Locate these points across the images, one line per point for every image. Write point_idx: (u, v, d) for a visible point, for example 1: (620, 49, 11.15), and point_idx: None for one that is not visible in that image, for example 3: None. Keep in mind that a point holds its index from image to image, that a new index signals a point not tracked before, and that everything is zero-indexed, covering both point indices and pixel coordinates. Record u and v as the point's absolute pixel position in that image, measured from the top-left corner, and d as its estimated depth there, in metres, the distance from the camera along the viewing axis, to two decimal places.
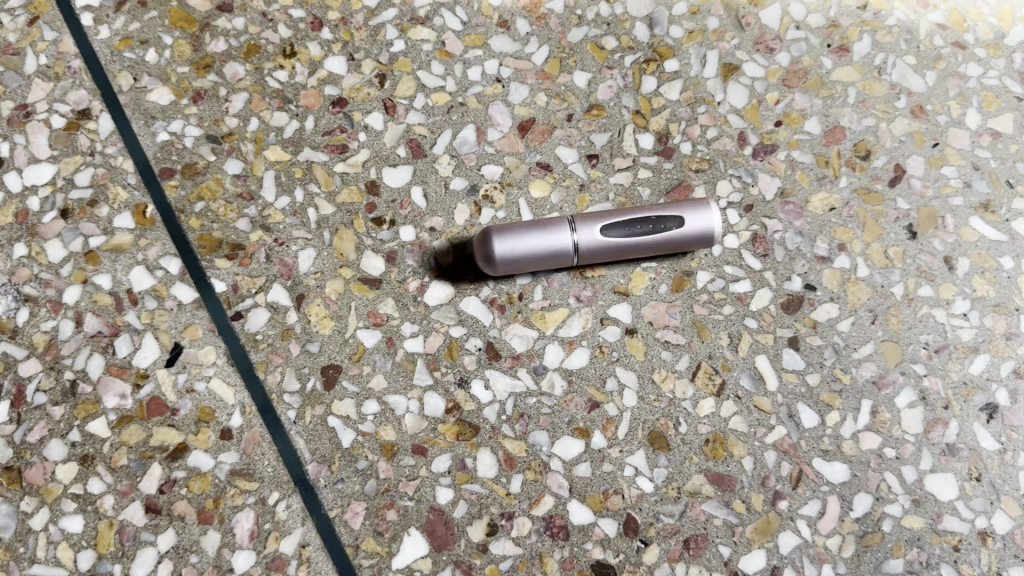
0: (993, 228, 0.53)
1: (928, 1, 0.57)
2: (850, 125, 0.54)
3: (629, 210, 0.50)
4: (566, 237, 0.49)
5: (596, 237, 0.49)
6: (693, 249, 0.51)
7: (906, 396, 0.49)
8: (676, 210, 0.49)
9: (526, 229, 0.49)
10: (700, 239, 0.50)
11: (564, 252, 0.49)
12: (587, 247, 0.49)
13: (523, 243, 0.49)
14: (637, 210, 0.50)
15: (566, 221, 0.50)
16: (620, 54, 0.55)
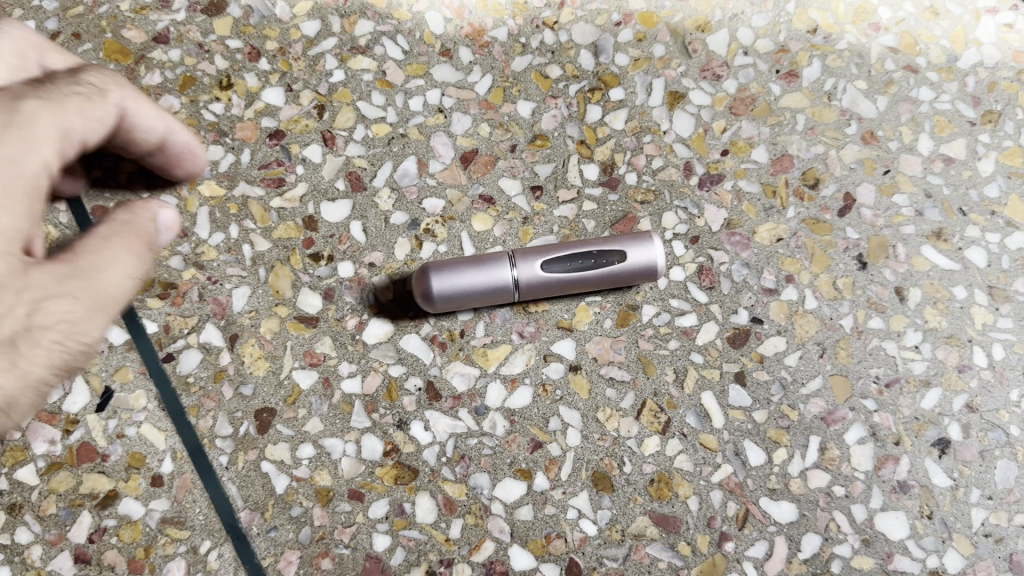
0: (945, 257, 0.51)
1: (879, 24, 0.56)
2: (799, 153, 0.53)
3: (570, 244, 0.49)
4: (506, 272, 0.48)
5: (537, 273, 0.48)
6: (638, 283, 0.49)
7: (855, 432, 0.48)
8: (619, 243, 0.48)
9: (463, 264, 0.48)
10: (644, 273, 0.48)
11: (504, 287, 0.48)
12: (528, 282, 0.48)
13: (461, 279, 0.47)
14: (579, 244, 0.49)
15: (505, 256, 0.48)
16: (565, 83, 0.54)
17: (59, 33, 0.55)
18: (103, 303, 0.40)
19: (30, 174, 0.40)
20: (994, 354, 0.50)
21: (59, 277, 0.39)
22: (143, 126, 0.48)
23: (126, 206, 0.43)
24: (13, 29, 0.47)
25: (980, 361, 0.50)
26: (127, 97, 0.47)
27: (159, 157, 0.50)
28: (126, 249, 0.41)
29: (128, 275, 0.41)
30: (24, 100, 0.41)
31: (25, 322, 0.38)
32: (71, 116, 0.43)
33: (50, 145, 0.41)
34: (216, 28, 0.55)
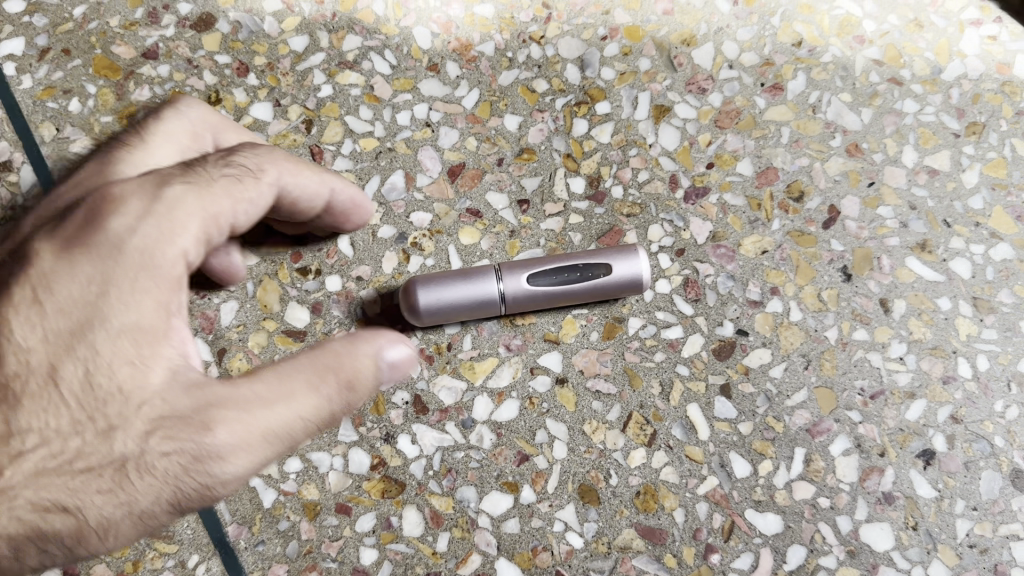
0: (930, 269, 0.52)
1: (864, 37, 0.57)
2: (783, 166, 0.53)
3: (556, 257, 0.49)
4: (492, 286, 0.48)
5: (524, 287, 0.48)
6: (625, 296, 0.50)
7: (840, 443, 0.48)
8: (605, 256, 0.49)
9: (449, 278, 0.48)
10: (630, 286, 0.49)
11: (490, 301, 0.48)
12: (514, 296, 0.49)
13: (447, 292, 0.48)
14: (565, 257, 0.49)
15: (492, 270, 0.49)
16: (551, 97, 0.55)
17: (49, 49, 0.55)
18: (244, 441, 0.38)
19: (169, 269, 0.40)
20: (979, 365, 0.50)
21: (200, 398, 0.39)
22: (302, 194, 0.48)
23: (357, 337, 0.42)
24: (192, 110, 0.50)
25: (965, 372, 0.50)
26: (283, 173, 0.47)
27: (328, 217, 0.50)
28: (292, 384, 0.40)
29: (296, 419, 0.39)
30: (170, 186, 0.42)
31: (144, 442, 0.38)
32: (217, 203, 0.43)
33: (199, 232, 0.42)
34: (205, 44, 0.55)
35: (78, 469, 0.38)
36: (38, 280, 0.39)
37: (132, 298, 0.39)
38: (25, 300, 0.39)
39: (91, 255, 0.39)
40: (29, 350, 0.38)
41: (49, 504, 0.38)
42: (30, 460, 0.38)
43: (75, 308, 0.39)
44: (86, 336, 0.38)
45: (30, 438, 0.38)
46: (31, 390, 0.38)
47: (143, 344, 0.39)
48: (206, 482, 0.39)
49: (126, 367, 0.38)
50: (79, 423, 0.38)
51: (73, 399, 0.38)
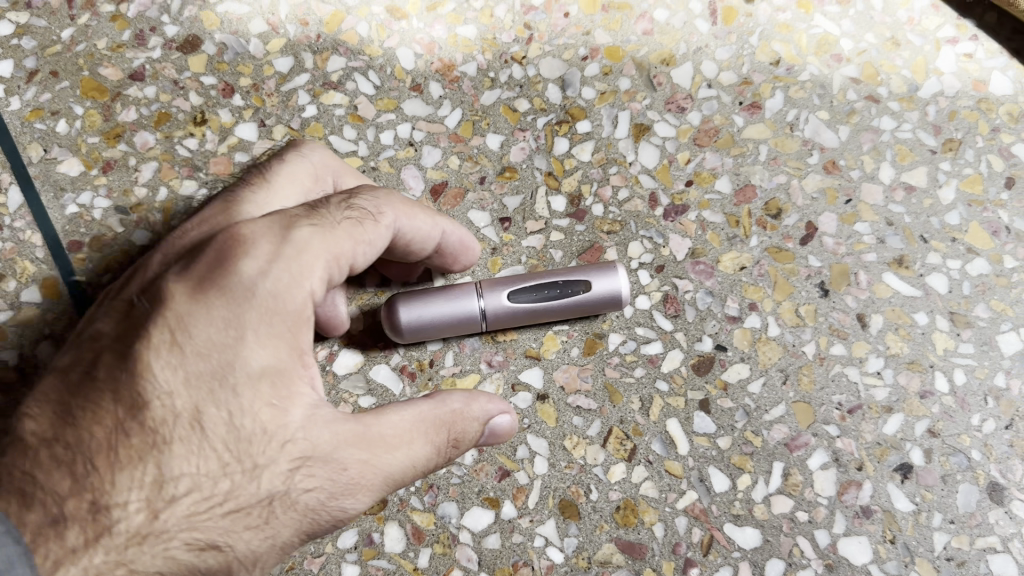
0: (907, 284, 0.52)
1: (842, 55, 0.58)
2: (761, 183, 0.54)
3: (537, 275, 0.50)
4: (473, 303, 0.49)
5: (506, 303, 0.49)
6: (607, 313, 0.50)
7: (818, 457, 0.49)
8: (585, 273, 0.49)
9: (430, 295, 0.49)
10: (611, 303, 0.49)
11: (472, 318, 0.49)
12: (495, 313, 0.49)
13: (429, 309, 0.48)
14: (546, 274, 0.50)
15: (474, 287, 0.49)
16: (533, 116, 0.55)
17: (37, 71, 0.56)
18: (362, 481, 0.41)
19: (299, 309, 0.41)
20: (956, 380, 0.51)
21: (335, 437, 0.40)
22: (417, 234, 0.48)
23: (467, 394, 0.45)
24: (314, 154, 0.51)
25: (942, 387, 0.50)
26: (399, 216, 0.47)
27: (437, 258, 0.50)
28: (406, 429, 0.42)
29: (408, 461, 0.42)
30: (298, 229, 0.42)
31: (288, 479, 0.39)
32: (340, 243, 0.44)
33: (325, 274, 0.43)
34: (191, 65, 0.56)
35: (226, 510, 0.38)
36: (175, 321, 0.39)
37: (265, 340, 0.40)
38: (163, 343, 0.39)
39: (227, 297, 0.40)
40: (173, 394, 0.38)
41: (204, 543, 0.38)
42: (185, 505, 0.37)
43: (217, 352, 0.39)
44: (227, 378, 0.39)
45: (184, 484, 0.37)
46: (179, 433, 0.37)
47: (280, 386, 0.40)
48: (335, 513, 0.41)
49: (267, 409, 0.39)
50: (227, 464, 0.38)
51: (219, 441, 0.38)
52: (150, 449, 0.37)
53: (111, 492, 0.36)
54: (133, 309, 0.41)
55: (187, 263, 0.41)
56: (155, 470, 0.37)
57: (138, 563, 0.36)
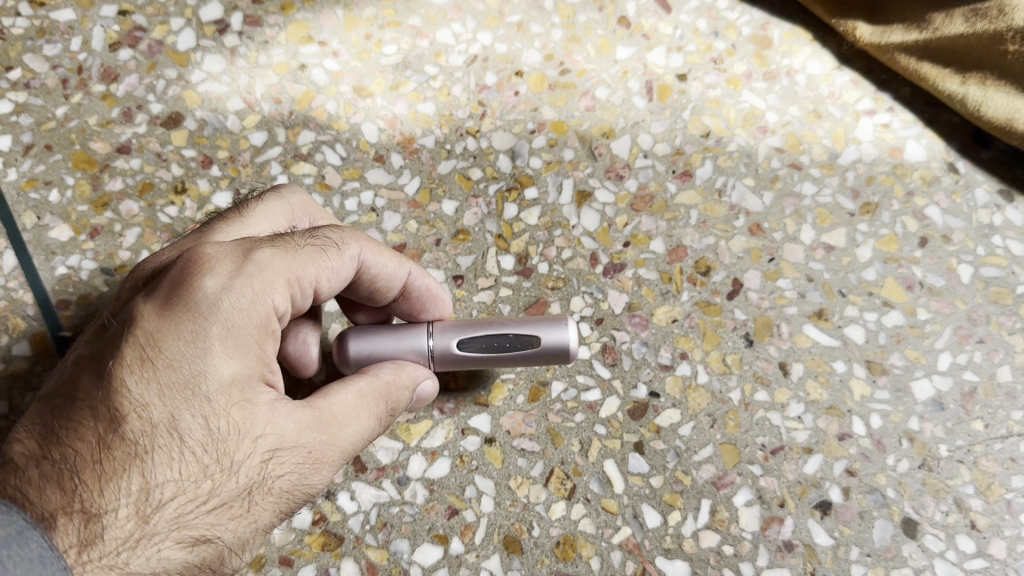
0: (826, 334, 0.57)
1: (767, 127, 0.63)
2: (692, 244, 0.59)
3: (489, 324, 0.52)
4: (423, 343, 0.52)
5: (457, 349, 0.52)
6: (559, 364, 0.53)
7: (743, 495, 0.53)
8: (536, 326, 0.51)
9: (377, 333, 0.52)
10: (560, 358, 0.52)
11: (420, 357, 0.52)
12: (445, 354, 0.52)
13: (377, 347, 0.51)
14: (498, 324, 0.52)
15: (425, 327, 0.52)
16: (485, 184, 0.61)
17: (33, 145, 0.61)
18: (330, 462, 0.44)
19: (264, 320, 0.43)
20: (872, 423, 0.55)
21: (300, 425, 0.42)
22: (380, 275, 0.50)
23: (395, 366, 0.49)
24: (293, 196, 0.54)
25: (859, 430, 0.55)
26: (362, 249, 0.49)
27: (404, 302, 0.53)
28: (360, 408, 0.45)
29: (364, 435, 0.46)
30: (260, 249, 0.44)
31: (264, 471, 0.41)
32: (303, 261, 0.45)
33: (289, 288, 0.44)
34: (174, 140, 0.61)
35: (211, 506, 0.40)
36: (146, 339, 0.40)
37: (232, 350, 0.41)
38: (134, 361, 0.40)
39: (193, 312, 0.41)
40: (149, 406, 0.39)
41: (195, 540, 0.39)
42: (171, 508, 0.39)
43: (187, 362, 0.40)
44: (198, 388, 0.40)
45: (168, 490, 0.39)
46: (159, 442, 0.39)
47: (249, 389, 0.42)
48: (309, 494, 0.43)
49: (239, 411, 0.41)
50: (206, 467, 0.40)
51: (197, 446, 0.40)
52: (132, 459, 0.38)
53: (99, 501, 0.37)
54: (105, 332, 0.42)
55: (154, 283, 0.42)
56: (138, 478, 0.38)
57: (132, 565, 0.37)
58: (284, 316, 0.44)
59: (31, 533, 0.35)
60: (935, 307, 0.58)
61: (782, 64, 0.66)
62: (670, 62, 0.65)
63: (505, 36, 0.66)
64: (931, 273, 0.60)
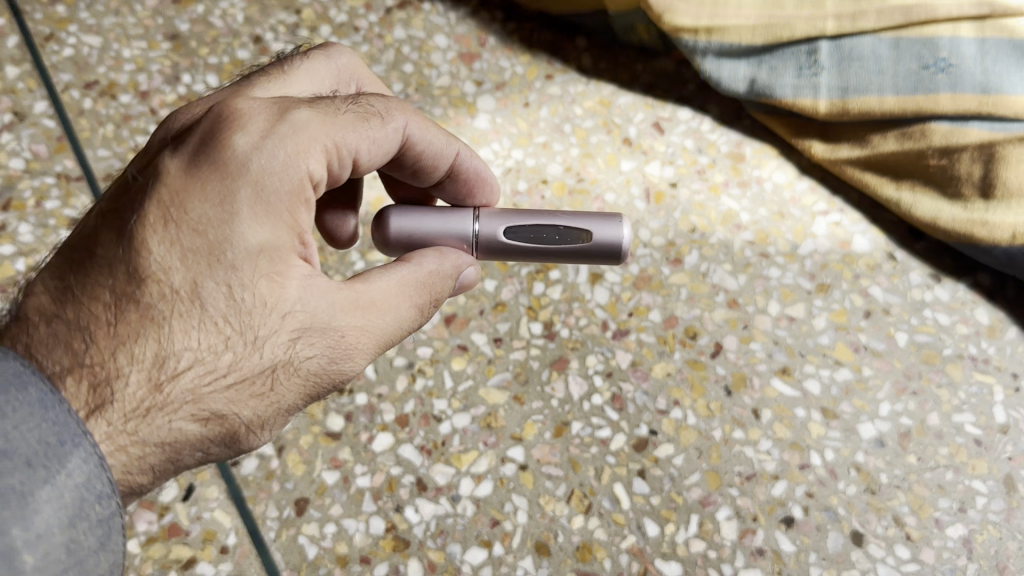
0: (790, 386, 0.72)
1: (741, 225, 0.80)
2: (682, 314, 0.75)
3: (543, 216, 0.66)
4: (471, 226, 0.65)
5: (507, 233, 0.66)
6: (606, 257, 0.67)
7: (724, 511, 0.67)
8: (589, 223, 0.66)
9: (426, 209, 0.65)
10: (603, 243, 0.66)
11: (466, 237, 0.65)
12: (492, 237, 0.66)
13: (426, 224, 0.65)
14: (552, 217, 0.66)
15: (473, 211, 0.66)
16: (518, 267, 0.77)
17: None
18: (346, 346, 0.53)
19: (291, 190, 0.52)
20: (827, 456, 0.69)
21: (330, 307, 0.53)
22: (438, 150, 0.65)
23: (440, 254, 0.61)
24: (340, 59, 0.67)
25: (816, 461, 0.69)
26: (407, 121, 0.61)
27: (452, 182, 0.68)
28: (380, 297, 0.56)
29: (381, 325, 0.55)
30: (288, 120, 0.53)
31: (288, 349, 0.51)
32: (334, 130, 0.55)
33: (316, 159, 0.54)
34: None
35: (229, 382, 0.49)
36: (171, 204, 0.50)
37: (255, 221, 0.51)
38: (159, 226, 0.49)
39: (218, 184, 0.50)
40: (171, 271, 0.49)
41: (209, 415, 0.49)
42: (187, 376, 0.48)
43: (209, 231, 0.50)
44: (222, 255, 0.49)
45: (184, 358, 0.48)
46: (179, 309, 0.48)
47: (275, 261, 0.51)
48: (320, 375, 0.53)
49: (263, 285, 0.50)
50: (229, 339, 0.49)
51: (219, 314, 0.49)
52: (149, 324, 0.48)
53: (116, 362, 0.47)
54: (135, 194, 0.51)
55: (187, 154, 0.52)
56: (155, 344, 0.48)
57: (141, 432, 0.47)
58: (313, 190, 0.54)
59: (30, 379, 0.44)
60: (877, 366, 0.73)
61: (753, 175, 0.83)
62: (664, 173, 0.82)
63: (533, 152, 0.83)
64: (874, 338, 0.75)
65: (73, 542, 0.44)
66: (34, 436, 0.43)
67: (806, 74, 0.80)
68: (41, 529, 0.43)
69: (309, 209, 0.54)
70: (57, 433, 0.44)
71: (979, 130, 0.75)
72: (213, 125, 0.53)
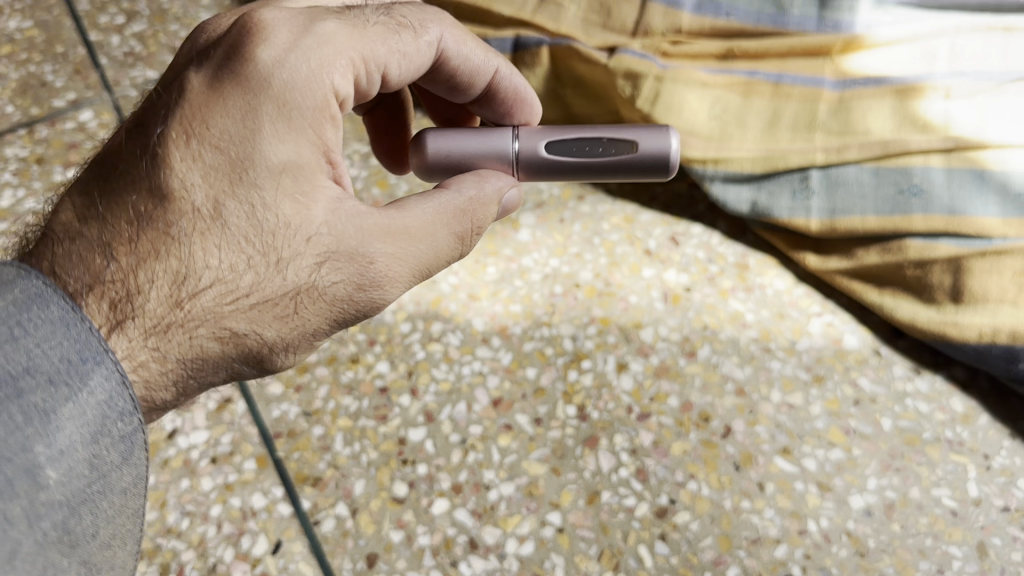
0: (789, 464, 0.84)
1: (747, 324, 0.93)
2: (696, 399, 0.87)
3: (588, 132, 0.77)
4: (513, 145, 0.77)
5: (551, 146, 0.77)
6: (653, 166, 0.77)
7: (733, 570, 0.78)
8: (633, 136, 0.76)
9: (465, 132, 0.78)
10: (647, 152, 0.76)
11: (510, 156, 0.77)
12: (537, 152, 0.77)
13: (469, 144, 0.77)
14: (597, 132, 0.77)
15: (514, 131, 0.78)
16: (555, 356, 0.90)
17: None
18: (376, 271, 0.64)
19: (314, 109, 0.64)
20: (822, 523, 0.80)
21: (355, 232, 0.64)
22: (476, 62, 0.82)
23: (480, 180, 0.73)
24: None
25: (813, 527, 0.80)
26: (442, 30, 0.77)
27: (499, 101, 0.86)
28: (406, 225, 0.66)
29: (406, 255, 0.66)
30: (313, 34, 0.66)
31: (311, 273, 0.62)
32: (360, 44, 0.69)
33: (337, 74, 0.66)
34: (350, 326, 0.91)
35: (251, 303, 0.61)
36: (196, 127, 0.62)
37: (276, 139, 0.63)
38: (183, 147, 0.61)
39: (241, 107, 0.62)
40: (193, 190, 0.61)
41: (229, 333, 0.61)
42: (207, 296, 0.60)
43: (229, 151, 0.62)
44: (244, 176, 0.61)
45: (205, 277, 0.60)
46: (201, 228, 0.60)
47: (301, 183, 0.63)
48: (340, 300, 0.64)
49: (288, 209, 0.62)
50: (252, 261, 0.61)
51: (242, 236, 0.61)
52: (171, 242, 0.60)
53: (143, 278, 0.60)
54: (160, 111, 0.63)
55: (211, 76, 0.63)
56: (177, 264, 0.60)
57: (163, 347, 0.60)
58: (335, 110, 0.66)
59: (54, 299, 0.55)
60: (865, 447, 0.85)
61: (756, 281, 0.97)
62: (680, 279, 0.97)
63: (568, 261, 0.98)
64: (862, 423, 0.86)
65: (95, 457, 0.55)
66: (57, 354, 0.54)
67: (800, 197, 0.95)
68: (64, 445, 0.53)
69: (335, 125, 0.67)
70: (78, 352, 0.55)
71: (948, 246, 0.88)
72: (241, 40, 0.65)
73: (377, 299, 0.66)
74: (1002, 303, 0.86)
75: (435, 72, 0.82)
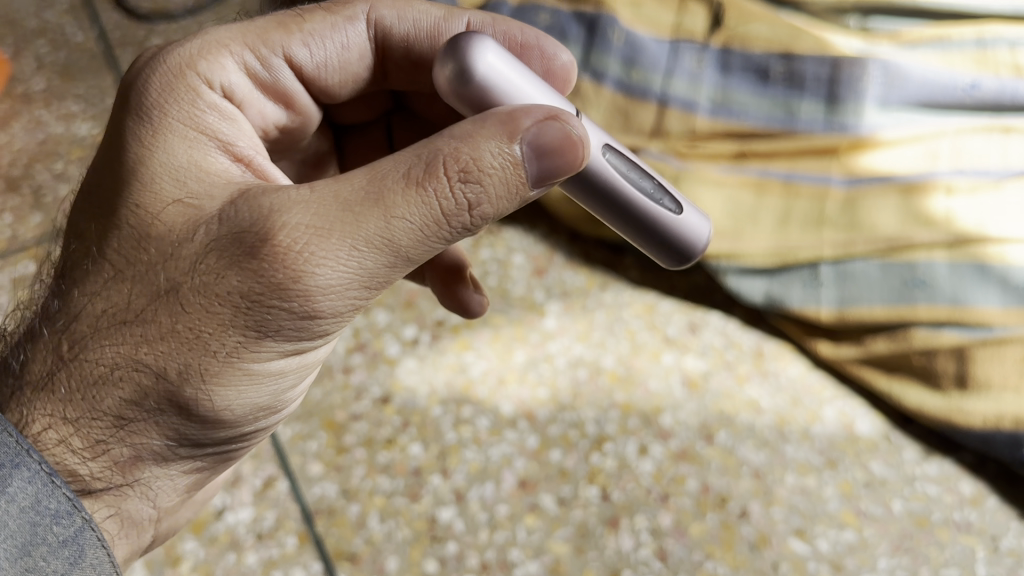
0: (803, 545, 0.88)
1: (762, 410, 0.98)
2: (715, 482, 0.92)
3: (642, 169, 0.71)
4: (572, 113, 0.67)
5: (611, 157, 0.70)
6: (684, 241, 0.72)
7: None
8: (681, 201, 0.72)
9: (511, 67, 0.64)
10: (689, 221, 0.72)
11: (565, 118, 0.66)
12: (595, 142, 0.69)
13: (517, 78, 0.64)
14: (651, 177, 0.72)
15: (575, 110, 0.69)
16: (579, 439, 0.95)
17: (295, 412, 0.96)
18: (268, 249, 0.59)
19: (182, 116, 0.67)
20: None
21: (235, 218, 0.61)
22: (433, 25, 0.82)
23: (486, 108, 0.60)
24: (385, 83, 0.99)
25: None
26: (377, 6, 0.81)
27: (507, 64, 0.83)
28: (309, 194, 0.60)
29: (310, 223, 0.59)
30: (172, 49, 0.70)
31: (187, 276, 0.61)
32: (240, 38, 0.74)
33: (202, 73, 0.70)
34: (386, 411, 0.96)
35: (132, 329, 0.62)
36: (86, 182, 0.68)
37: (142, 152, 0.65)
38: (79, 209, 0.68)
39: (113, 140, 0.67)
40: (77, 241, 0.66)
41: (115, 367, 0.63)
42: (84, 337, 0.64)
43: (103, 182, 0.66)
44: (114, 201, 0.65)
45: (82, 321, 0.64)
46: (84, 272, 0.65)
47: (180, 189, 0.64)
48: (233, 294, 0.60)
49: (161, 217, 0.63)
50: (128, 287, 0.63)
51: (117, 264, 0.63)
52: (60, 297, 0.66)
53: (40, 339, 0.66)
54: None
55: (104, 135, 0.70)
56: (62, 316, 0.65)
57: (56, 395, 0.64)
58: (212, 100, 0.70)
59: None
60: (877, 529, 0.89)
61: (771, 368, 1.02)
62: (699, 366, 1.02)
63: (592, 348, 1.03)
64: (872, 505, 0.91)
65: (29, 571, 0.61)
66: None
67: (811, 288, 1.00)
68: None
69: (217, 122, 0.69)
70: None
71: (952, 334, 0.93)
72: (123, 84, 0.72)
73: (282, 276, 0.59)
74: (1005, 390, 0.90)
75: (396, 54, 0.83)
